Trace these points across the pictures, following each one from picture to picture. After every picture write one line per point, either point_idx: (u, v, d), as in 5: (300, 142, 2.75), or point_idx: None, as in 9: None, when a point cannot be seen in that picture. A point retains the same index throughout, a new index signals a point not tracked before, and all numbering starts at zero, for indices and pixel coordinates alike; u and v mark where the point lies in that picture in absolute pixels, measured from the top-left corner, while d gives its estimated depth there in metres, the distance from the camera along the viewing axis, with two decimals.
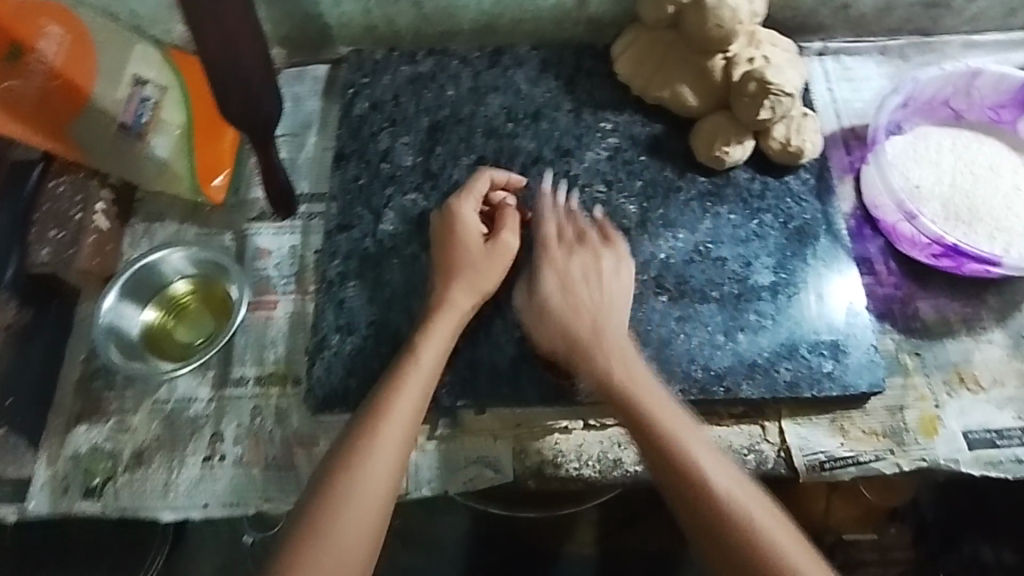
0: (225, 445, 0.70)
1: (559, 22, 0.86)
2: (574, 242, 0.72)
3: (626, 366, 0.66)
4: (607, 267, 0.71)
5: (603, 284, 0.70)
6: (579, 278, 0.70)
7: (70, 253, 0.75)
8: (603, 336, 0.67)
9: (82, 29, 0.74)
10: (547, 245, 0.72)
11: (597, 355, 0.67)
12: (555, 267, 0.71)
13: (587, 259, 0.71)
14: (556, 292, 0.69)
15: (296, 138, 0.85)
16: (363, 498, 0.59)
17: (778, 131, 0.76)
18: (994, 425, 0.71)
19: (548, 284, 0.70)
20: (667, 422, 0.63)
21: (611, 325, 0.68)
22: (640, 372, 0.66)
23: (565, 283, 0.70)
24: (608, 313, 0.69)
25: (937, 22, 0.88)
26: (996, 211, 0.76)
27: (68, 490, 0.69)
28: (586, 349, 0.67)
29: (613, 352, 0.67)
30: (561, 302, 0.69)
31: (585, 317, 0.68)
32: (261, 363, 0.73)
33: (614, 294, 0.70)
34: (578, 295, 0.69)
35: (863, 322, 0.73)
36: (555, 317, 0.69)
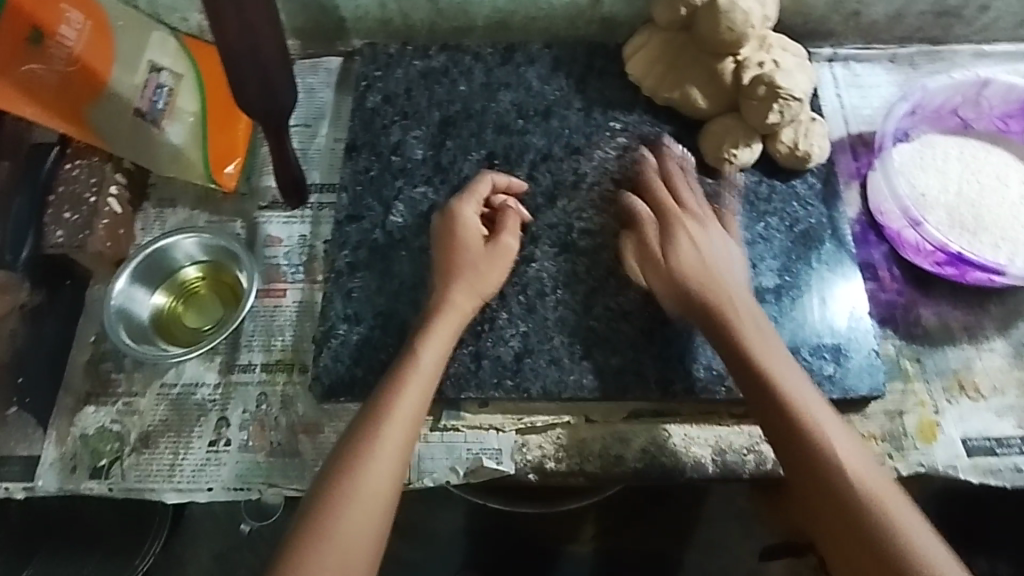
0: (231, 430, 0.71)
1: (572, 21, 0.86)
2: (697, 219, 0.72)
3: (751, 330, 0.65)
4: (715, 241, 0.71)
5: (717, 250, 0.70)
6: (700, 242, 0.70)
7: (84, 236, 0.75)
8: (727, 295, 0.67)
9: (102, 16, 0.76)
10: (666, 213, 0.72)
11: (727, 316, 0.66)
12: (676, 232, 0.70)
13: (709, 232, 0.71)
14: (685, 253, 0.69)
15: (308, 129, 0.86)
16: (364, 500, 0.58)
17: (786, 135, 0.77)
18: (993, 433, 0.71)
19: (674, 249, 0.69)
20: (792, 386, 0.61)
21: (732, 291, 0.67)
22: (760, 336, 0.65)
23: (695, 246, 0.69)
24: (728, 278, 0.68)
25: (947, 32, 0.88)
26: (1001, 221, 0.77)
27: (75, 470, 0.69)
28: (713, 309, 0.66)
29: (738, 317, 0.66)
30: (689, 263, 0.68)
31: (707, 278, 0.68)
32: (268, 350, 0.74)
33: (732, 264, 0.70)
34: (706, 262, 0.69)
35: (864, 326, 0.73)
36: (682, 278, 0.68)
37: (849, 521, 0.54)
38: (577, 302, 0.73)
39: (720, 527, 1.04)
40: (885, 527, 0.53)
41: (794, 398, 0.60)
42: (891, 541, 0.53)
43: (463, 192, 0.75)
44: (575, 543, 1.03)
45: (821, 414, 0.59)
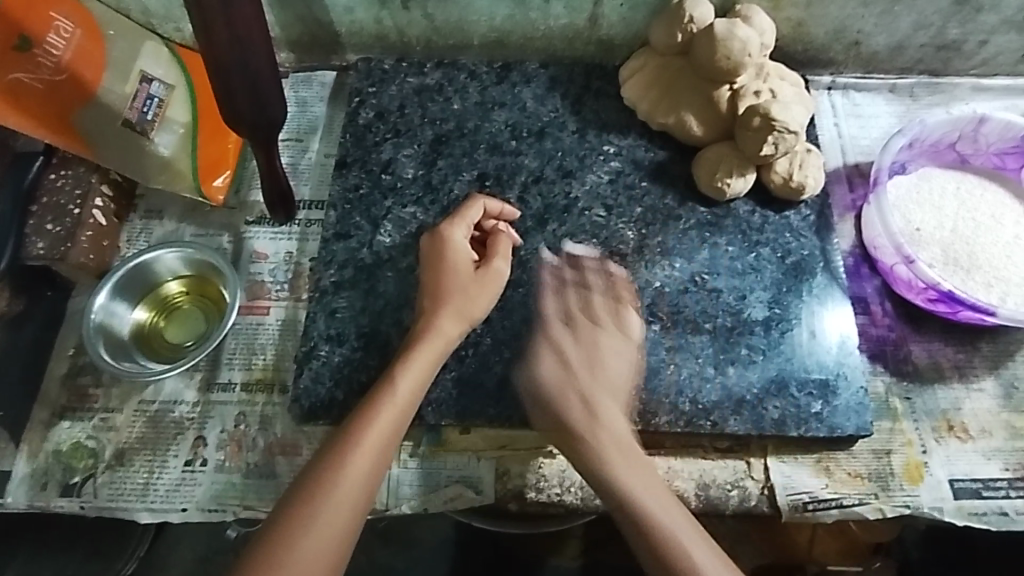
0: (207, 450, 0.70)
1: (570, 42, 0.85)
2: (590, 325, 0.67)
3: (617, 447, 0.62)
4: (606, 346, 0.66)
5: (609, 357, 0.66)
6: (593, 355, 0.65)
7: (66, 247, 0.74)
8: (575, 390, 0.64)
9: (93, 22, 0.76)
10: (552, 323, 0.69)
11: (590, 435, 0.62)
12: (558, 343, 0.67)
13: (600, 340, 0.66)
14: (568, 395, 0.64)
15: (300, 143, 0.85)
16: (319, 534, 0.58)
17: (781, 166, 0.76)
18: (980, 475, 0.71)
19: (553, 369, 0.66)
20: (667, 520, 0.59)
21: (601, 414, 0.63)
22: (625, 440, 0.63)
23: (571, 358, 0.65)
24: (590, 373, 0.65)
25: (948, 65, 0.87)
26: (995, 260, 0.76)
27: (47, 486, 0.69)
28: (582, 443, 0.62)
29: (607, 441, 0.62)
30: (560, 384, 0.65)
31: (594, 412, 0.63)
32: (249, 368, 0.73)
33: (613, 373, 0.65)
34: (584, 382, 0.64)
35: (854, 361, 0.72)
36: (548, 394, 0.65)
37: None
38: None
39: None
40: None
41: (661, 528, 0.58)
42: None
43: (452, 216, 0.74)
44: (556, 556, 1.00)
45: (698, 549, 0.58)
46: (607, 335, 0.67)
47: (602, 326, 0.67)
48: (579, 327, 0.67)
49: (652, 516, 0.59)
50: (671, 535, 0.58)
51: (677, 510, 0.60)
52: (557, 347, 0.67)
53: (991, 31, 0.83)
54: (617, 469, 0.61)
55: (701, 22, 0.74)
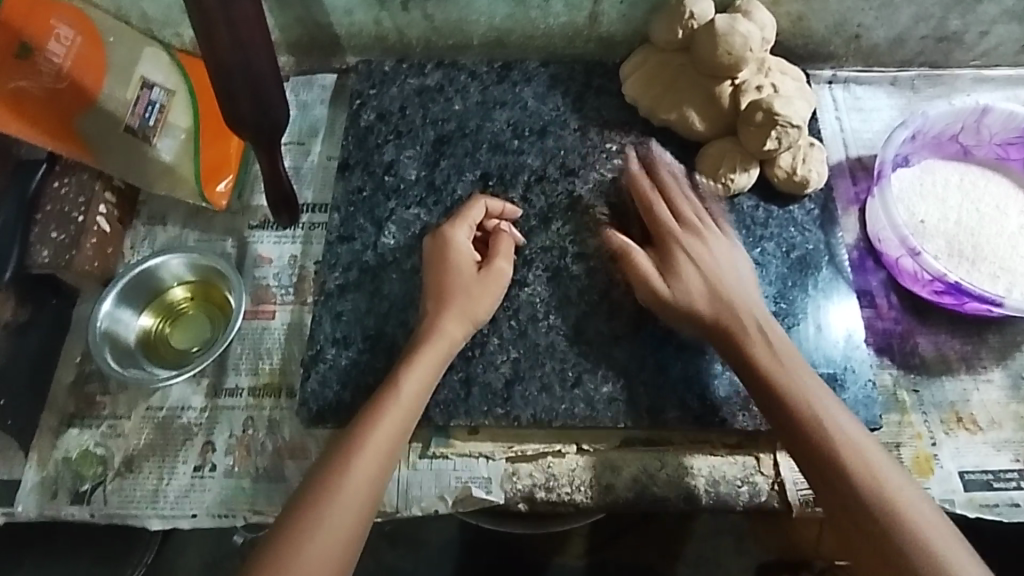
0: (216, 455, 0.70)
1: (570, 40, 0.85)
2: (690, 230, 0.71)
3: (782, 360, 0.64)
4: (720, 253, 0.70)
5: (718, 258, 0.70)
6: (704, 259, 0.69)
7: (71, 254, 0.74)
8: (736, 316, 0.66)
9: (93, 29, 0.76)
10: (671, 233, 0.71)
11: (758, 345, 0.65)
12: (679, 244, 0.70)
13: (710, 243, 0.70)
14: (690, 297, 0.68)
15: (301, 146, 0.85)
16: (324, 538, 0.57)
17: (784, 160, 0.76)
18: (990, 467, 0.70)
19: (681, 273, 0.69)
20: (840, 426, 0.60)
21: (744, 311, 0.67)
22: (806, 381, 0.63)
23: (705, 266, 0.69)
24: (729, 282, 0.68)
25: (949, 56, 0.87)
26: (1000, 251, 0.76)
27: (56, 495, 0.69)
28: (750, 349, 0.65)
29: (758, 339, 0.65)
30: (692, 283, 0.68)
31: (737, 316, 0.66)
32: (256, 372, 0.73)
33: (740, 280, 0.69)
34: (719, 289, 0.68)
35: (861, 354, 0.72)
36: (693, 311, 0.67)
37: (902, 566, 0.55)
38: (570, 328, 0.72)
39: (712, 543, 1.01)
40: (917, 552, 0.55)
41: (840, 441, 0.60)
42: (917, 547, 0.55)
43: (455, 216, 0.74)
44: (561, 555, 1.00)
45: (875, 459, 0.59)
46: (715, 246, 0.71)
47: (706, 237, 0.71)
48: (690, 239, 0.71)
49: (817, 418, 0.61)
50: (883, 481, 0.58)
51: (844, 413, 0.62)
52: (659, 249, 0.71)
53: (992, 21, 0.82)
54: (784, 378, 0.63)
55: (701, 18, 0.74)
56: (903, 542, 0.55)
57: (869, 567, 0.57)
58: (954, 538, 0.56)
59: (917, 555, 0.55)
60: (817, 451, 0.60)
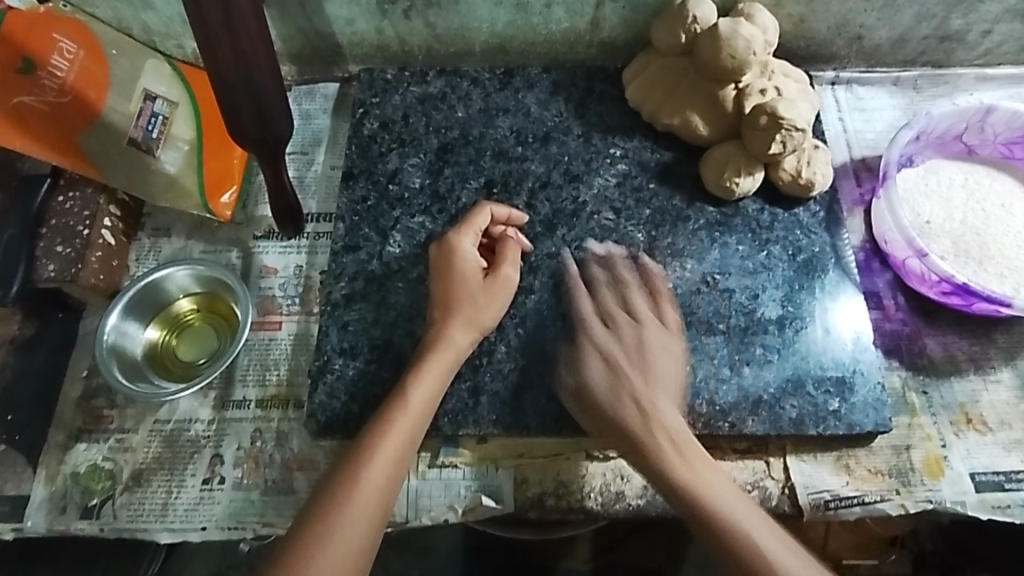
0: (224, 467, 0.70)
1: (572, 45, 0.85)
2: (631, 327, 0.70)
3: (687, 462, 0.62)
4: (657, 350, 0.69)
5: (663, 365, 0.68)
6: (624, 364, 0.67)
7: (77, 269, 0.74)
8: (643, 418, 0.65)
9: (95, 43, 0.76)
10: (594, 330, 0.70)
11: (671, 458, 0.63)
12: (612, 354, 0.68)
13: (648, 338, 0.69)
14: (623, 396, 0.66)
15: (305, 156, 0.85)
16: (334, 552, 0.57)
17: (788, 163, 0.76)
18: (1001, 468, 0.70)
19: (601, 381, 0.67)
20: (755, 533, 0.58)
21: (661, 421, 0.65)
22: (725, 485, 0.62)
23: (625, 369, 0.67)
24: (660, 383, 0.67)
25: (951, 56, 0.87)
26: (1006, 250, 0.76)
27: (65, 510, 0.69)
28: (653, 457, 0.63)
29: (673, 453, 0.63)
30: (610, 390, 0.66)
31: (645, 428, 0.64)
32: (263, 384, 0.73)
33: (669, 383, 0.68)
34: (631, 382, 0.66)
35: (869, 357, 0.72)
36: (607, 412, 0.66)
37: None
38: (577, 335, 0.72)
39: None
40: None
41: (751, 540, 0.58)
42: None
43: (460, 224, 0.74)
44: (568, 559, 1.00)
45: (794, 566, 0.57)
46: (654, 341, 0.69)
47: (647, 331, 0.70)
48: (626, 330, 0.69)
49: (733, 522, 0.59)
50: None
51: (769, 528, 0.59)
52: (601, 347, 0.69)
53: (994, 20, 0.82)
54: (695, 486, 0.61)
55: (704, 22, 0.74)
56: None
57: None
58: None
59: None
60: (736, 555, 0.58)
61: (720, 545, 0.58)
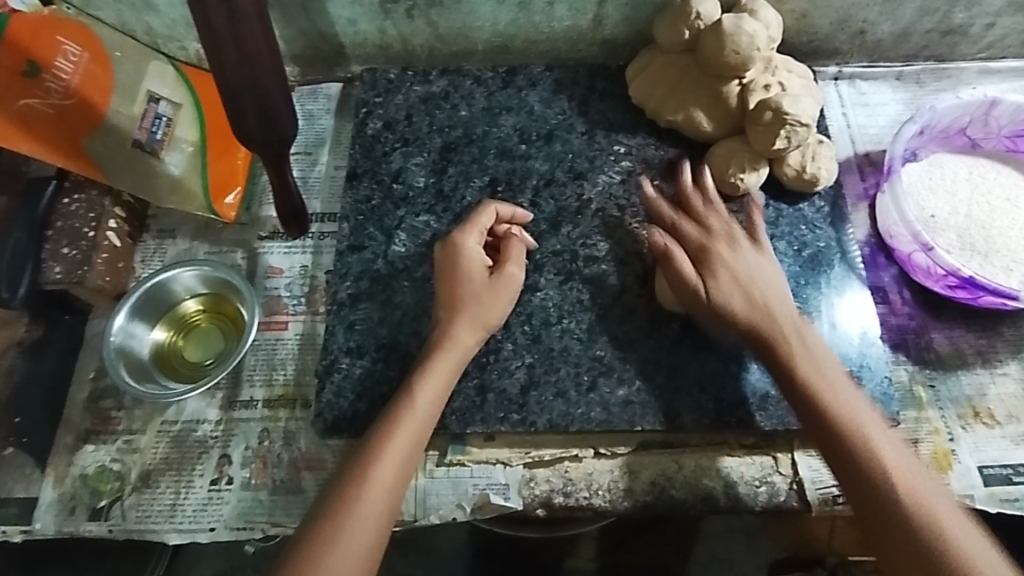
0: (232, 468, 0.70)
1: (574, 43, 0.85)
2: (724, 232, 0.72)
3: (808, 352, 0.65)
4: (745, 258, 0.70)
5: (760, 267, 0.70)
6: (737, 258, 0.70)
7: (83, 271, 0.74)
8: (762, 303, 0.67)
9: (99, 45, 0.76)
10: (689, 232, 0.72)
11: (780, 328, 0.66)
12: (711, 254, 0.70)
13: (738, 254, 0.70)
14: (734, 291, 0.68)
15: (308, 157, 0.85)
16: (344, 552, 0.57)
17: (793, 158, 0.76)
18: (1009, 461, 0.70)
19: (719, 275, 0.69)
20: (866, 425, 0.61)
21: (778, 311, 0.67)
22: (847, 391, 0.63)
23: (754, 283, 0.68)
24: (760, 273, 0.69)
25: (954, 50, 0.87)
26: (1012, 243, 0.76)
27: (74, 511, 0.69)
28: (783, 347, 0.65)
29: (800, 350, 0.65)
30: (734, 292, 0.68)
31: (774, 317, 0.66)
32: (270, 385, 0.73)
33: (775, 286, 0.69)
34: (757, 290, 0.68)
35: (876, 351, 0.72)
36: (719, 290, 0.68)
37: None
38: (583, 332, 0.72)
39: (725, 543, 1.00)
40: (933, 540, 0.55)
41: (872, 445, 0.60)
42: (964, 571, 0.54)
43: (464, 223, 0.74)
44: (573, 558, 0.99)
45: (904, 465, 0.59)
46: (744, 250, 0.71)
47: (737, 239, 0.71)
48: (717, 238, 0.71)
49: (867, 436, 0.60)
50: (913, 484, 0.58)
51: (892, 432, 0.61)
52: (716, 261, 0.69)
53: (997, 13, 0.82)
54: (817, 380, 0.63)
55: (707, 18, 0.74)
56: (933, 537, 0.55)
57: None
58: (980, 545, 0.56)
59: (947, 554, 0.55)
60: (859, 452, 0.59)
61: (846, 441, 0.60)
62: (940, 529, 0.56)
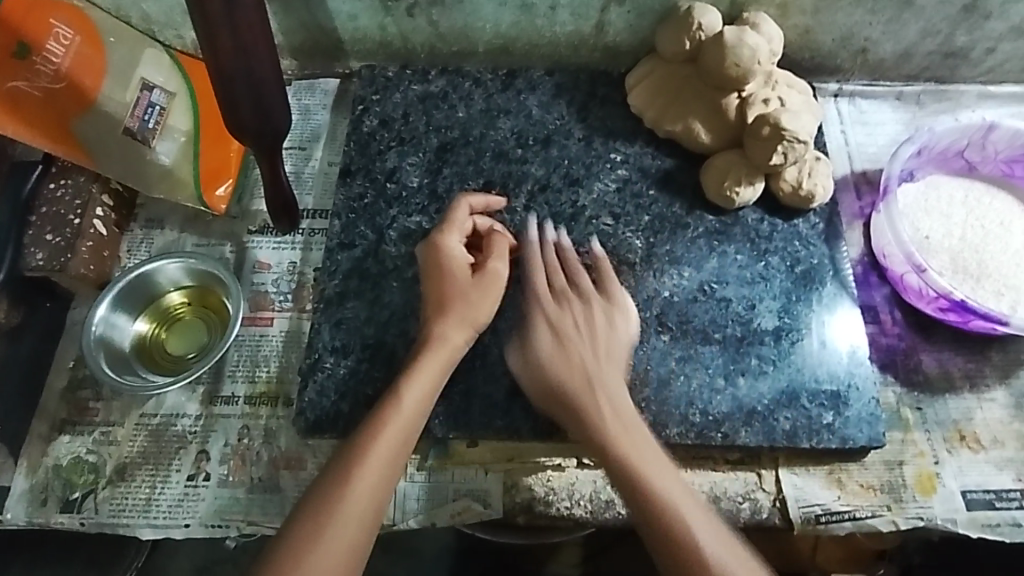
0: (210, 464, 0.69)
1: (575, 49, 0.84)
2: (568, 283, 0.71)
3: (614, 409, 0.64)
4: (599, 321, 0.68)
5: (604, 337, 0.68)
6: (589, 333, 0.67)
7: (66, 258, 0.73)
8: (583, 367, 0.65)
9: (93, 29, 0.74)
10: (540, 295, 0.70)
11: (596, 398, 0.64)
12: (555, 315, 0.69)
13: (598, 312, 0.69)
14: (574, 344, 0.66)
15: (303, 151, 0.84)
16: (325, 556, 0.56)
17: (789, 174, 0.76)
18: (993, 486, 0.70)
19: (546, 335, 0.68)
20: (701, 531, 0.57)
21: (610, 394, 0.64)
22: (625, 416, 0.64)
23: (572, 341, 0.67)
24: (609, 370, 0.66)
25: (955, 72, 0.87)
26: (1004, 268, 0.76)
27: (46, 503, 0.68)
28: (609, 443, 0.62)
29: (613, 416, 0.63)
30: (554, 352, 0.67)
31: (604, 427, 0.63)
32: (252, 381, 0.72)
33: (612, 359, 0.67)
34: (574, 350, 0.66)
35: (865, 371, 0.72)
36: (553, 369, 0.66)
37: None
38: None
39: None
40: None
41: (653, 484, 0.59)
42: None
43: (441, 222, 0.73)
44: (554, 564, 0.98)
45: (683, 502, 0.59)
46: (601, 318, 0.69)
47: (591, 301, 0.70)
48: (569, 300, 0.69)
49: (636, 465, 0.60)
50: (697, 532, 0.57)
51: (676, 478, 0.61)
52: (549, 314, 0.69)
53: (999, 38, 0.82)
54: (617, 440, 0.62)
55: (709, 30, 0.74)
56: None
57: None
58: None
59: None
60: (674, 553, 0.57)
61: (660, 534, 0.58)
62: None
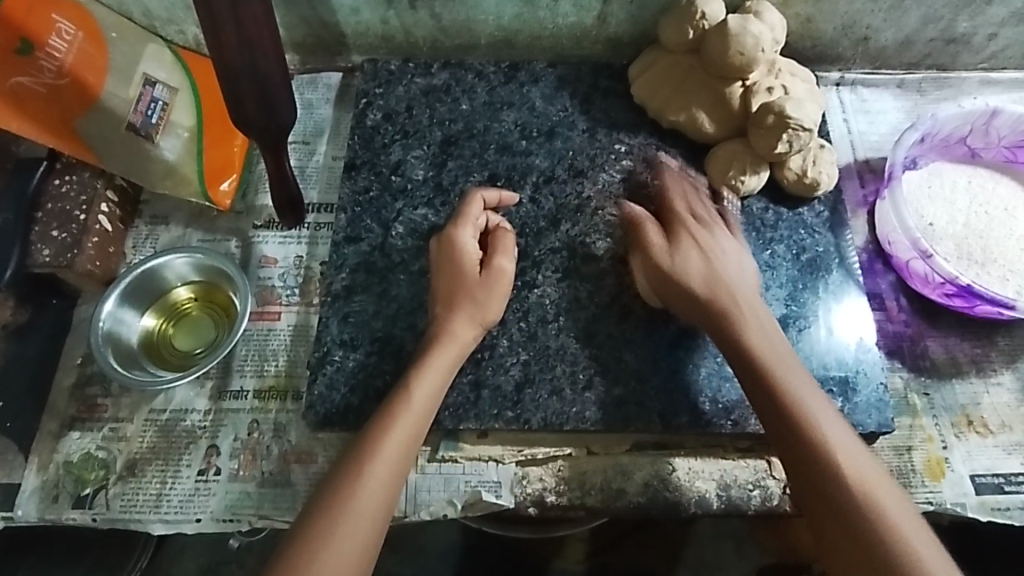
0: (220, 459, 0.69)
1: (578, 40, 0.84)
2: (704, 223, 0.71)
3: (755, 327, 0.65)
4: (720, 242, 0.70)
5: (727, 260, 0.69)
6: (710, 254, 0.69)
7: (73, 254, 0.72)
8: (728, 292, 0.67)
9: (93, 25, 0.74)
10: (684, 220, 0.72)
11: (732, 313, 0.65)
12: (685, 234, 0.70)
13: (702, 232, 0.70)
14: (705, 255, 0.69)
15: (307, 146, 0.84)
16: (338, 549, 0.55)
17: (794, 162, 0.76)
18: (1002, 470, 0.70)
19: (681, 253, 0.69)
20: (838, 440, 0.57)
21: (741, 299, 0.66)
22: (765, 335, 0.64)
23: (698, 252, 0.69)
24: (746, 296, 0.67)
25: (956, 59, 0.87)
26: (1009, 253, 0.76)
27: (57, 499, 0.67)
28: (741, 343, 0.63)
29: (737, 313, 0.65)
30: (677, 258, 0.69)
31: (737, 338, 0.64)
32: (261, 375, 0.72)
33: (738, 272, 0.69)
34: (712, 267, 0.68)
35: (873, 357, 0.72)
36: (687, 280, 0.67)
37: (857, 539, 0.53)
38: (579, 330, 0.72)
39: (714, 548, 0.99)
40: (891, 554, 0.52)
41: (797, 395, 0.60)
42: (878, 516, 0.53)
43: (455, 216, 0.72)
44: (561, 559, 0.98)
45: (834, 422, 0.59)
46: (721, 237, 0.71)
47: (714, 227, 0.71)
48: (694, 228, 0.71)
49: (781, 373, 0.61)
50: (840, 445, 0.57)
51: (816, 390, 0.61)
52: (695, 236, 0.70)
53: (1000, 23, 0.82)
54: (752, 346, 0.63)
55: (712, 19, 0.74)
56: (851, 498, 0.54)
57: (827, 552, 0.54)
58: (914, 522, 0.54)
59: (870, 523, 0.53)
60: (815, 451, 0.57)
61: (797, 436, 0.58)
62: (863, 496, 0.54)
